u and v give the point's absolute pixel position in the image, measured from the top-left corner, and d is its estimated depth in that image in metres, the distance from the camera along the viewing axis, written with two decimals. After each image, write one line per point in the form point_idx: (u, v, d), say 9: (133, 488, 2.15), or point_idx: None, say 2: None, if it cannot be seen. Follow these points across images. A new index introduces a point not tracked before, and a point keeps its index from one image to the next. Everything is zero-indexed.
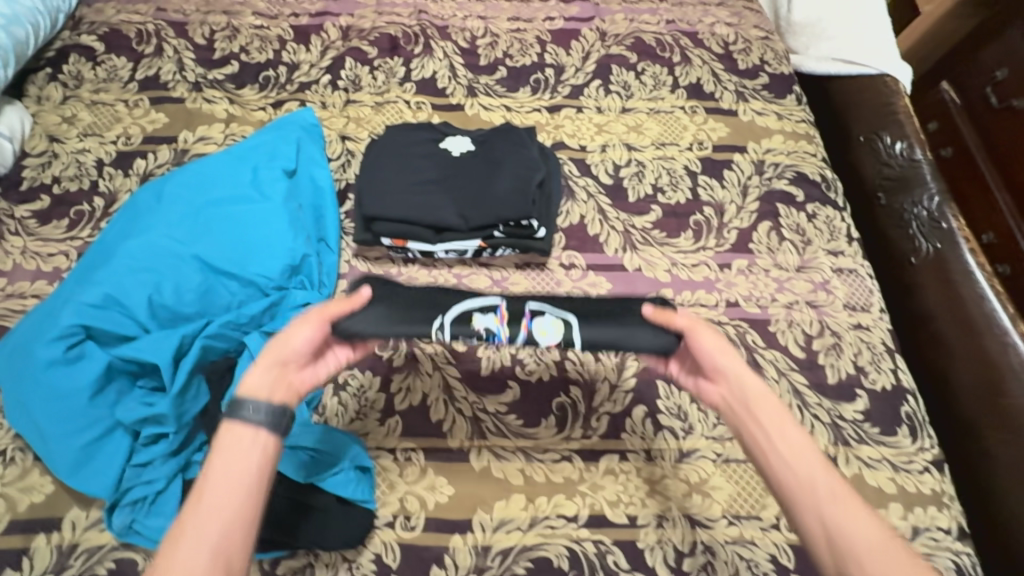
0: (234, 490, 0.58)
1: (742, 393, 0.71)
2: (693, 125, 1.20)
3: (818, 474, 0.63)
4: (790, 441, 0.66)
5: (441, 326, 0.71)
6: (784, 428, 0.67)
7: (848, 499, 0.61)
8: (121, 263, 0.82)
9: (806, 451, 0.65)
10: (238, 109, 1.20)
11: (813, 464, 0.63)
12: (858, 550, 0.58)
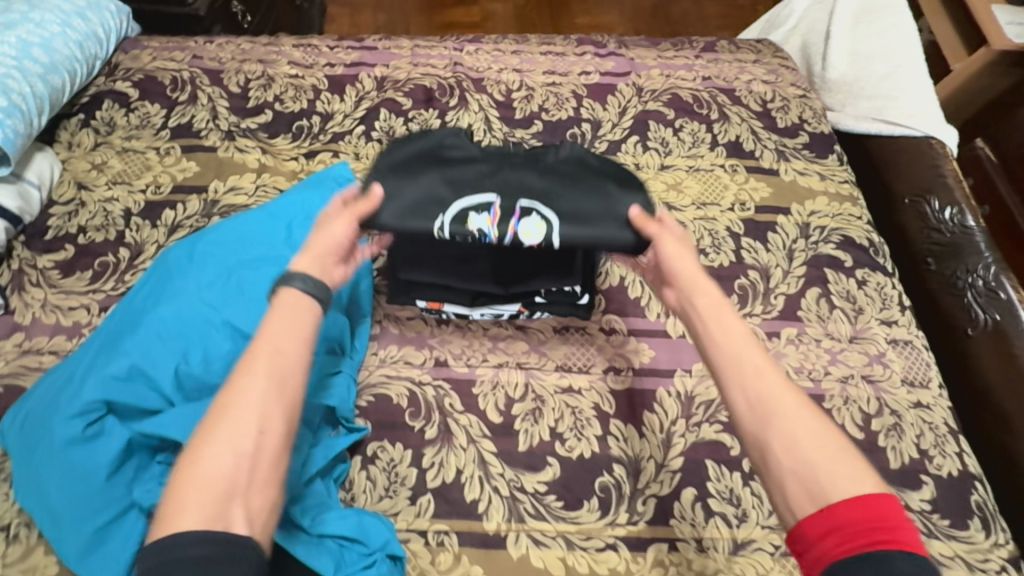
0: (295, 339, 0.63)
1: (690, 291, 0.71)
2: (734, 185, 1.18)
3: (747, 357, 0.64)
4: (729, 333, 0.66)
5: (441, 225, 0.78)
6: (727, 323, 0.67)
7: (777, 384, 0.62)
8: (149, 330, 0.78)
9: (744, 340, 0.65)
10: (270, 158, 1.18)
11: (744, 348, 0.64)
12: (783, 426, 0.59)
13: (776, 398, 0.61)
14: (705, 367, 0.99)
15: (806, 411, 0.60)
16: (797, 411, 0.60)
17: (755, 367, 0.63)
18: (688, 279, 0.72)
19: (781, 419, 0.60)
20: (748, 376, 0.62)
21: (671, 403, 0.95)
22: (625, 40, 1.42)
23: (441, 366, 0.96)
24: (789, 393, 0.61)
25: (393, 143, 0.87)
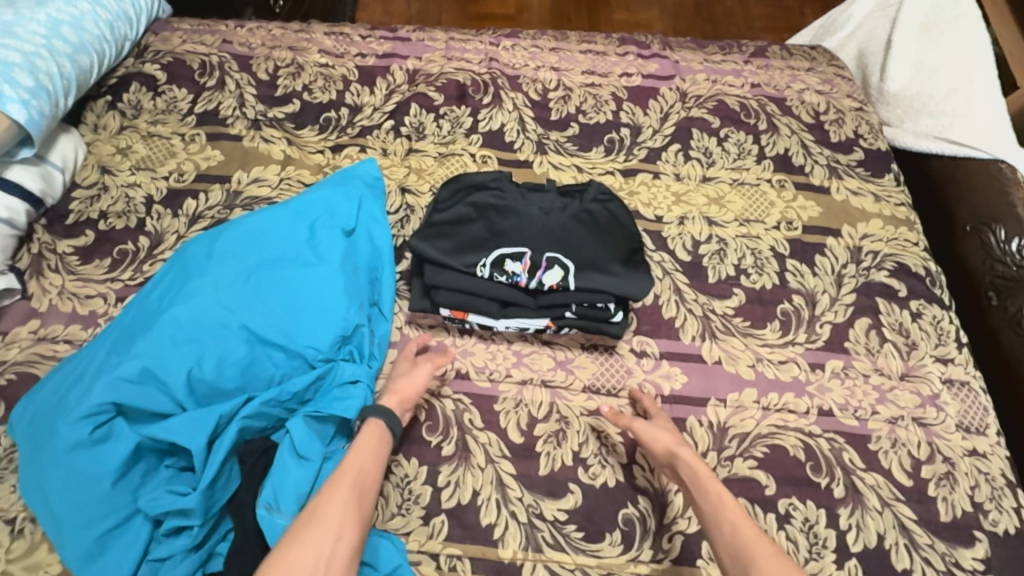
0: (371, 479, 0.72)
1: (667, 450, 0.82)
2: (781, 202, 1.10)
3: (727, 515, 0.73)
4: (710, 493, 0.76)
5: (483, 265, 0.88)
6: (720, 496, 0.76)
7: (747, 531, 0.71)
8: (162, 330, 0.74)
9: (727, 505, 0.75)
10: (296, 150, 1.14)
11: (724, 508, 0.74)
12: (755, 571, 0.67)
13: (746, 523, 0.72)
14: (741, 398, 0.92)
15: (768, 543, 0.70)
16: (772, 554, 0.68)
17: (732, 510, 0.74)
18: (670, 449, 0.82)
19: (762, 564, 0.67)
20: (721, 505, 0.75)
21: (703, 434, 0.90)
22: (669, 40, 1.35)
23: (462, 379, 0.92)
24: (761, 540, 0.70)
25: (444, 188, 0.99)
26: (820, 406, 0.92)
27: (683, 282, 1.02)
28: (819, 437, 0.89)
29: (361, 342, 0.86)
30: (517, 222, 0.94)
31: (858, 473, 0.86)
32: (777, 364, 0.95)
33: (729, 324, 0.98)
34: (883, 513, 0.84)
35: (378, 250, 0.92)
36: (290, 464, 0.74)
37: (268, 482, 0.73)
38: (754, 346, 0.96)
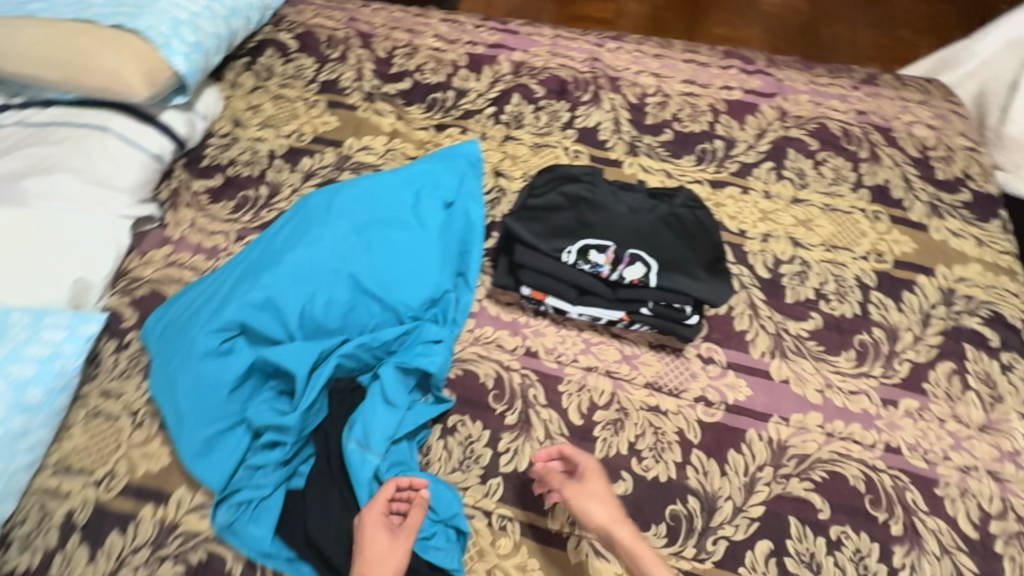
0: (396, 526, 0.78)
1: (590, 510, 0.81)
2: (873, 232, 1.08)
3: None
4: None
5: (569, 251, 0.93)
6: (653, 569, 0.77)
7: None
8: (285, 267, 0.84)
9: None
10: (403, 125, 1.23)
11: None
12: None
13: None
14: (805, 420, 0.92)
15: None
16: None
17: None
18: (605, 525, 0.80)
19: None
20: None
21: (760, 448, 0.90)
22: (776, 58, 1.34)
23: (531, 357, 0.97)
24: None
25: (539, 175, 1.05)
26: (887, 442, 0.90)
27: (759, 298, 1.02)
28: (882, 471, 0.88)
29: (446, 307, 0.94)
30: (605, 217, 0.98)
31: (920, 514, 0.85)
32: (847, 393, 0.94)
33: (802, 346, 0.98)
34: (941, 559, 0.82)
35: (472, 225, 0.98)
36: (381, 409, 0.83)
37: (359, 415, 0.82)
38: (826, 372, 0.96)
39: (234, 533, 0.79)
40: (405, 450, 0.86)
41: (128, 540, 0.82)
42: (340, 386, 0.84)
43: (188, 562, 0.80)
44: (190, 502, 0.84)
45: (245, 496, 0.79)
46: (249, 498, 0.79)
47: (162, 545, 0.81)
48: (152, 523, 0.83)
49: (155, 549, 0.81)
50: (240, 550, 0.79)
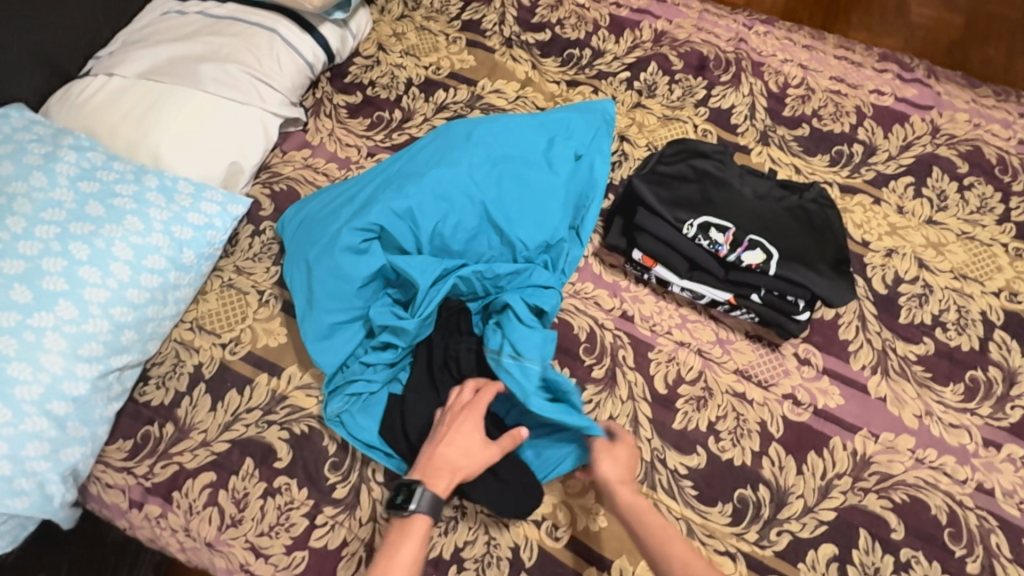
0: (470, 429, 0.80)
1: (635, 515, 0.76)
2: (1011, 270, 1.02)
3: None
4: (652, 527, 0.74)
5: (690, 224, 0.93)
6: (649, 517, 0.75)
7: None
8: (425, 183, 0.89)
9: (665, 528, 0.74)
10: (536, 75, 1.24)
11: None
12: None
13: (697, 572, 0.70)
14: (896, 441, 0.90)
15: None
16: None
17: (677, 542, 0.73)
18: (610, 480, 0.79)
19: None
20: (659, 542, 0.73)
21: (843, 457, 0.89)
22: (938, 69, 1.24)
23: (625, 320, 0.99)
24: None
25: (669, 144, 1.05)
26: (980, 483, 0.87)
27: (870, 311, 0.99)
28: (969, 509, 0.85)
29: (557, 255, 0.96)
30: (730, 198, 0.97)
31: (1001, 560, 0.82)
32: (947, 425, 0.91)
33: (907, 369, 0.95)
34: None
35: (595, 181, 1.00)
36: (528, 332, 0.85)
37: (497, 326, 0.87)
38: (928, 399, 0.92)
39: (342, 422, 0.87)
40: None
41: (243, 399, 0.92)
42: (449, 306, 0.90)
43: (291, 431, 0.89)
44: (299, 379, 0.93)
45: (358, 390, 0.86)
46: (361, 392, 0.87)
47: (271, 411, 0.91)
48: (265, 390, 0.92)
49: (265, 413, 0.91)
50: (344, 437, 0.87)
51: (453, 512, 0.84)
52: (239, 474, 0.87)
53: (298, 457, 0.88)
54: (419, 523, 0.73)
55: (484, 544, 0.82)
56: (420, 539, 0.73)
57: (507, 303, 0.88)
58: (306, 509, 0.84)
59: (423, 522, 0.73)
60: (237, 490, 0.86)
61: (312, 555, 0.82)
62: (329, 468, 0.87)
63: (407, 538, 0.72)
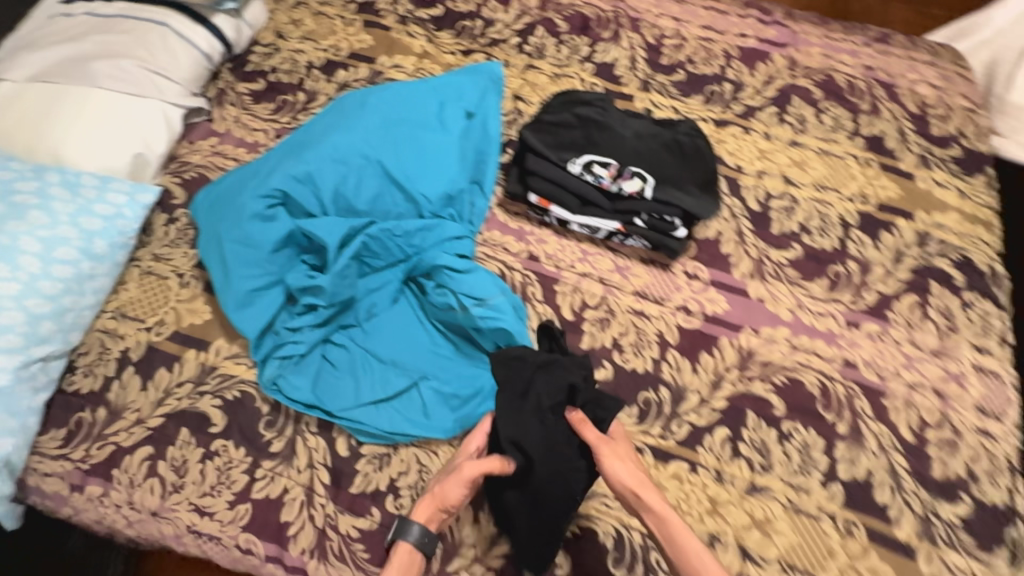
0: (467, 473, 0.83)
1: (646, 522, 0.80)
2: (863, 177, 1.15)
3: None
4: (686, 552, 0.77)
5: (575, 163, 1.03)
6: (688, 544, 0.78)
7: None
8: (324, 150, 0.95)
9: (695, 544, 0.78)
10: (432, 48, 1.30)
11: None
12: None
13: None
14: (774, 333, 1.02)
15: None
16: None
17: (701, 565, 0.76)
18: (633, 487, 0.81)
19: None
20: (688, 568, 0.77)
21: (730, 353, 1.01)
22: (794, 11, 1.38)
23: (532, 260, 1.07)
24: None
25: (554, 95, 1.15)
26: (846, 358, 1.00)
27: (746, 227, 1.11)
28: (837, 382, 0.98)
29: (461, 207, 1.03)
30: (611, 138, 1.06)
31: (865, 419, 0.95)
32: (816, 314, 1.03)
33: (780, 271, 1.07)
34: (878, 456, 0.92)
35: (490, 137, 1.08)
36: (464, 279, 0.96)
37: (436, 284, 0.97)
38: (798, 295, 1.05)
39: (278, 389, 0.92)
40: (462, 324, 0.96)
41: (173, 375, 0.95)
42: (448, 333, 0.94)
43: (224, 397, 0.94)
44: (227, 350, 0.97)
45: (287, 352, 0.92)
46: (291, 354, 0.92)
47: (202, 382, 0.95)
48: (195, 364, 0.96)
49: (196, 385, 0.95)
50: (283, 402, 0.92)
51: (386, 449, 0.91)
52: (177, 444, 0.91)
53: (233, 421, 0.92)
54: (403, 556, 0.80)
55: (417, 472, 0.90)
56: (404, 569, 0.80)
57: (432, 263, 0.97)
58: (245, 466, 0.89)
59: (410, 551, 0.80)
60: (176, 459, 0.90)
61: (255, 506, 0.88)
62: (264, 427, 0.92)
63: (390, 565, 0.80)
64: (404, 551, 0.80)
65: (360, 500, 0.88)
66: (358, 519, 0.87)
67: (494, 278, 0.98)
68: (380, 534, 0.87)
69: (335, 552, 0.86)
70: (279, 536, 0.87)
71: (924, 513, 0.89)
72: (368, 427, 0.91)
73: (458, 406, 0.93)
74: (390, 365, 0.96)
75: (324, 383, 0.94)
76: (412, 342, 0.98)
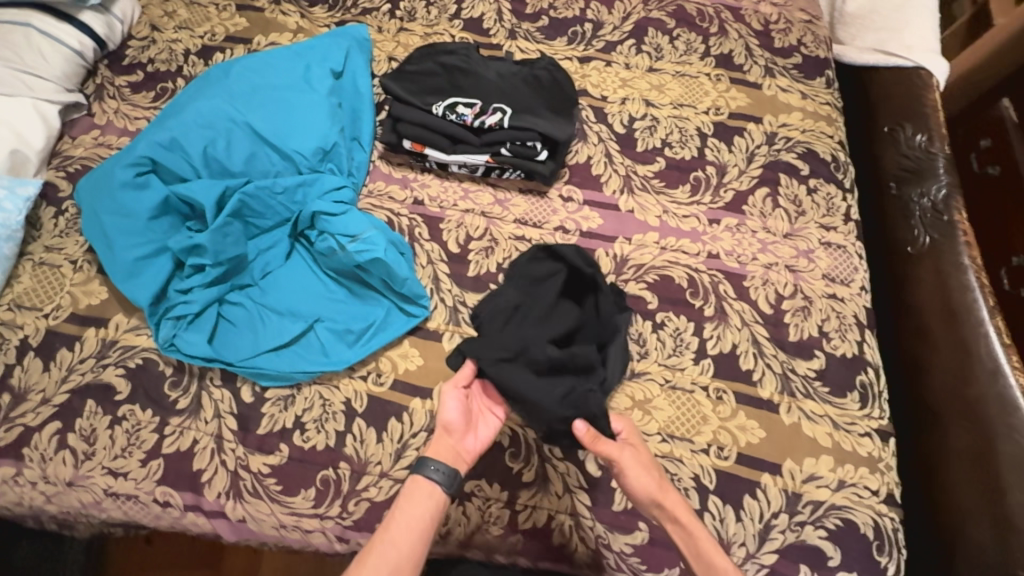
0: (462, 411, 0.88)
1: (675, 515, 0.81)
2: (715, 91, 1.25)
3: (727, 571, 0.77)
4: (703, 545, 0.79)
5: (439, 106, 1.11)
6: (711, 550, 0.78)
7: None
8: (188, 118, 1.04)
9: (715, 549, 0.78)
10: (307, 23, 1.33)
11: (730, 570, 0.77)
12: None
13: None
14: (645, 238, 1.11)
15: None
16: None
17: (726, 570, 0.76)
18: (654, 495, 0.81)
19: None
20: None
21: (607, 261, 1.08)
22: None
23: (418, 205, 1.12)
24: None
25: (418, 48, 1.23)
26: (709, 251, 1.09)
27: (614, 148, 1.19)
28: (702, 273, 1.07)
29: (339, 160, 1.10)
30: (475, 81, 1.14)
31: (729, 300, 1.05)
32: (681, 217, 1.12)
33: (647, 183, 1.16)
34: (741, 330, 1.02)
35: (359, 94, 1.16)
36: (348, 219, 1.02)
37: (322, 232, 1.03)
38: (664, 202, 1.14)
39: (176, 347, 0.96)
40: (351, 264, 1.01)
41: (75, 354, 0.98)
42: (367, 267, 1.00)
43: (127, 366, 0.97)
44: (126, 323, 1.00)
45: (179, 312, 0.96)
46: (184, 314, 0.97)
47: (104, 355, 0.98)
48: (95, 341, 0.99)
49: (98, 359, 0.98)
50: (182, 360, 0.96)
51: (289, 391, 0.96)
52: (84, 415, 0.94)
53: (137, 386, 0.96)
54: (417, 486, 0.80)
55: (321, 406, 0.95)
56: (419, 505, 0.79)
57: (313, 213, 1.03)
58: (154, 425, 0.93)
59: (426, 487, 0.80)
60: (85, 429, 0.93)
61: (167, 460, 0.92)
62: (168, 387, 0.96)
63: (405, 498, 0.79)
64: (421, 487, 0.80)
65: (269, 439, 0.93)
66: (269, 456, 0.92)
67: (367, 216, 1.03)
68: (290, 466, 0.92)
69: (249, 490, 0.91)
70: (194, 483, 0.91)
71: (782, 371, 0.99)
72: (267, 372, 0.96)
73: (353, 341, 0.99)
74: (287, 315, 1.01)
75: (222, 338, 0.98)
76: (306, 291, 1.03)
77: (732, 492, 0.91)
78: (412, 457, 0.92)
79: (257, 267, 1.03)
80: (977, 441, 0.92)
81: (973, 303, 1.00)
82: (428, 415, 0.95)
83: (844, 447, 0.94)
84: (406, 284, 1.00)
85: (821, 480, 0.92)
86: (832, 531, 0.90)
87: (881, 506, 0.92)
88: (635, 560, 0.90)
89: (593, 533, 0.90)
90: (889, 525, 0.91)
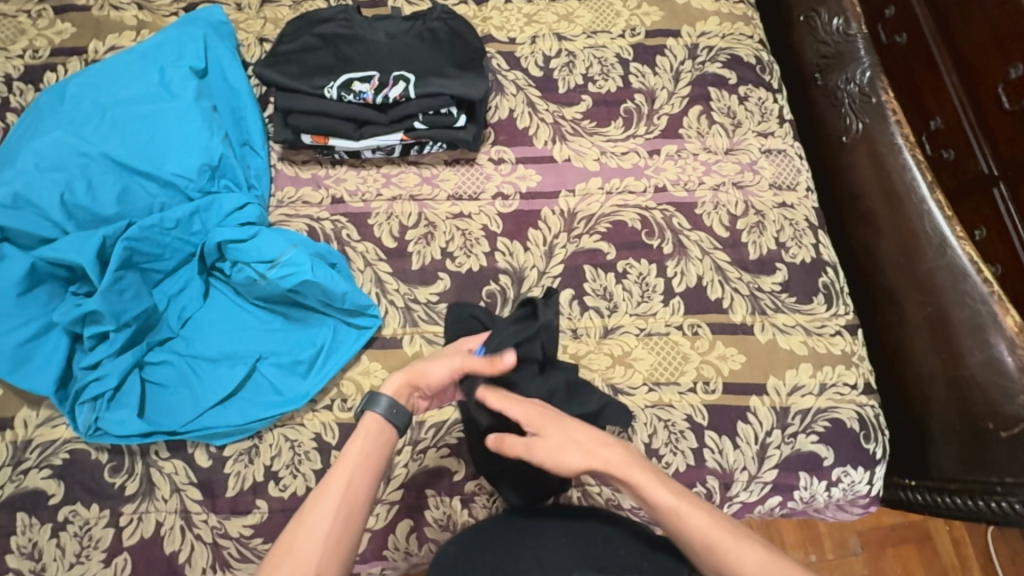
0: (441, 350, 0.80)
1: (685, 533, 0.69)
2: (626, 11, 1.16)
3: (745, 566, 0.66)
4: (698, 541, 0.68)
5: (332, 86, 0.97)
6: (677, 513, 0.69)
7: (774, 570, 0.66)
8: (27, 165, 0.88)
9: (689, 519, 0.69)
10: (148, 15, 1.10)
11: (737, 559, 0.66)
12: None
13: (738, 561, 0.66)
14: (588, 186, 1.04)
15: (770, 563, 0.66)
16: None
17: (705, 545, 0.68)
18: (635, 462, 0.73)
19: (733, 565, 0.66)
20: (705, 556, 0.68)
21: (555, 220, 1.02)
22: None
23: (338, 203, 0.99)
24: (741, 545, 0.67)
25: (284, 24, 1.07)
26: (656, 185, 1.04)
27: (535, 95, 1.09)
28: (654, 210, 1.03)
29: (233, 172, 0.96)
30: (365, 49, 1.01)
31: (685, 233, 1.02)
32: (620, 155, 1.06)
33: (577, 126, 1.08)
34: (702, 260, 1.00)
35: (236, 91, 1.02)
36: (258, 242, 0.90)
37: (240, 263, 0.90)
38: (599, 142, 1.07)
39: (102, 431, 0.85)
40: (277, 286, 0.89)
41: None
42: (297, 284, 0.88)
43: (53, 465, 0.84)
44: (37, 418, 0.86)
45: (94, 392, 0.84)
46: (100, 393, 0.84)
47: (21, 460, 0.84)
48: (5, 447, 0.85)
49: (16, 465, 0.84)
50: (111, 442, 0.85)
51: (250, 442, 0.86)
52: (18, 531, 0.82)
53: (72, 483, 0.84)
54: (371, 425, 0.74)
55: (290, 449, 0.86)
56: (372, 437, 0.74)
57: (217, 242, 0.90)
58: (106, 520, 0.83)
59: (378, 421, 0.75)
60: (24, 545, 0.82)
61: (133, 552, 0.82)
62: (109, 474, 0.84)
63: (360, 433, 0.74)
64: (372, 423, 0.74)
65: (241, 500, 0.84)
66: (247, 517, 0.84)
67: (282, 234, 0.91)
68: (273, 520, 0.84)
69: (236, 556, 0.83)
70: (171, 567, 0.83)
71: (750, 292, 0.99)
72: (219, 428, 0.85)
73: (306, 371, 0.89)
74: (223, 361, 0.89)
75: (155, 407, 0.87)
76: (238, 330, 0.91)
77: (726, 424, 0.92)
78: (403, 475, 0.87)
79: (173, 315, 0.91)
80: (934, 316, 0.92)
81: (913, 182, 0.98)
82: (408, 427, 0.89)
83: (820, 351, 0.96)
84: (348, 295, 0.90)
85: (805, 389, 0.94)
86: (823, 434, 0.93)
87: (862, 398, 0.95)
88: (648, 511, 0.90)
89: (602, 498, 0.89)
90: (871, 413, 0.95)
